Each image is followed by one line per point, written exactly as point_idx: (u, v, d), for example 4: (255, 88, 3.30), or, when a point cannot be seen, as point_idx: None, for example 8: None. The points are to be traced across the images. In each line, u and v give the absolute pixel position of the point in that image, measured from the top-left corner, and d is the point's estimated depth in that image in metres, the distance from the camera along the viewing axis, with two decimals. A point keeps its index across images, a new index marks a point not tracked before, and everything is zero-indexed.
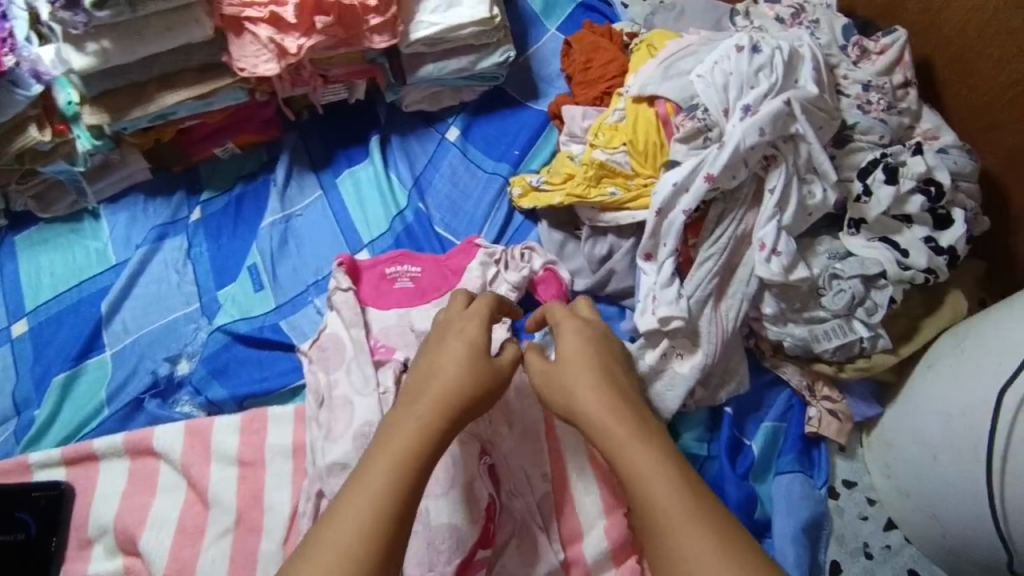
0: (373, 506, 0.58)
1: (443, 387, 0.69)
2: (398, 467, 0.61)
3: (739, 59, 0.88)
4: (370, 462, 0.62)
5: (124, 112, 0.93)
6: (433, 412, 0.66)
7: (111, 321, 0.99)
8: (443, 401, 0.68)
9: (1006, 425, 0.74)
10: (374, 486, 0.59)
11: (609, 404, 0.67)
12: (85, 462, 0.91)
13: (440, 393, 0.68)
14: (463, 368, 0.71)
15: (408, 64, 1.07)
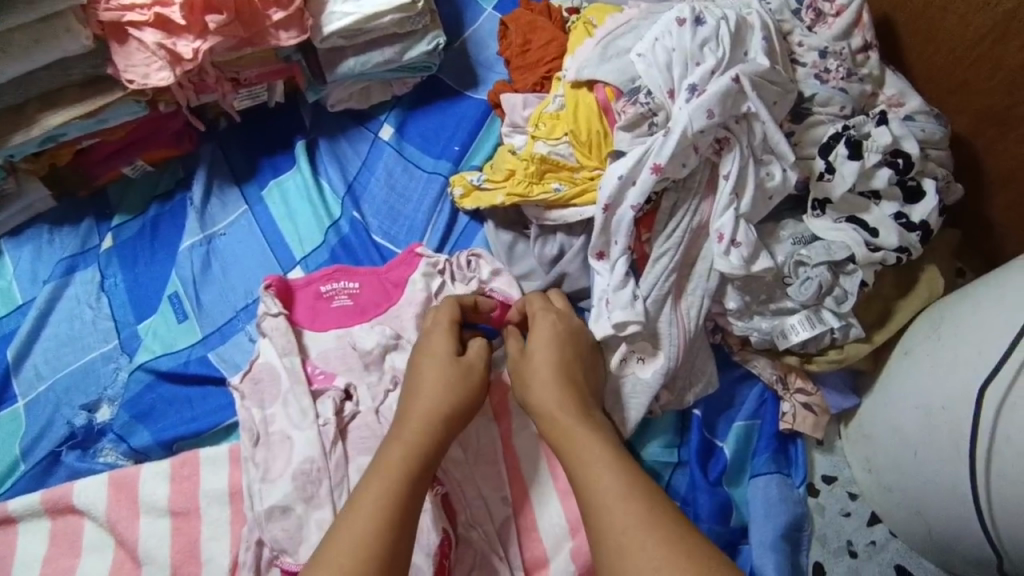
0: (375, 522, 0.63)
1: (432, 406, 0.75)
2: (396, 487, 0.67)
3: (681, 34, 0.80)
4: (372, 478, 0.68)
5: (5, 138, 0.84)
6: (424, 425, 0.73)
7: (21, 368, 0.90)
8: (434, 412, 0.74)
9: (989, 423, 0.69)
10: (376, 502, 0.65)
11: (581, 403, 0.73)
12: (1, 527, 0.82)
13: (432, 411, 0.74)
14: (452, 388, 0.77)
15: (326, 60, 0.98)
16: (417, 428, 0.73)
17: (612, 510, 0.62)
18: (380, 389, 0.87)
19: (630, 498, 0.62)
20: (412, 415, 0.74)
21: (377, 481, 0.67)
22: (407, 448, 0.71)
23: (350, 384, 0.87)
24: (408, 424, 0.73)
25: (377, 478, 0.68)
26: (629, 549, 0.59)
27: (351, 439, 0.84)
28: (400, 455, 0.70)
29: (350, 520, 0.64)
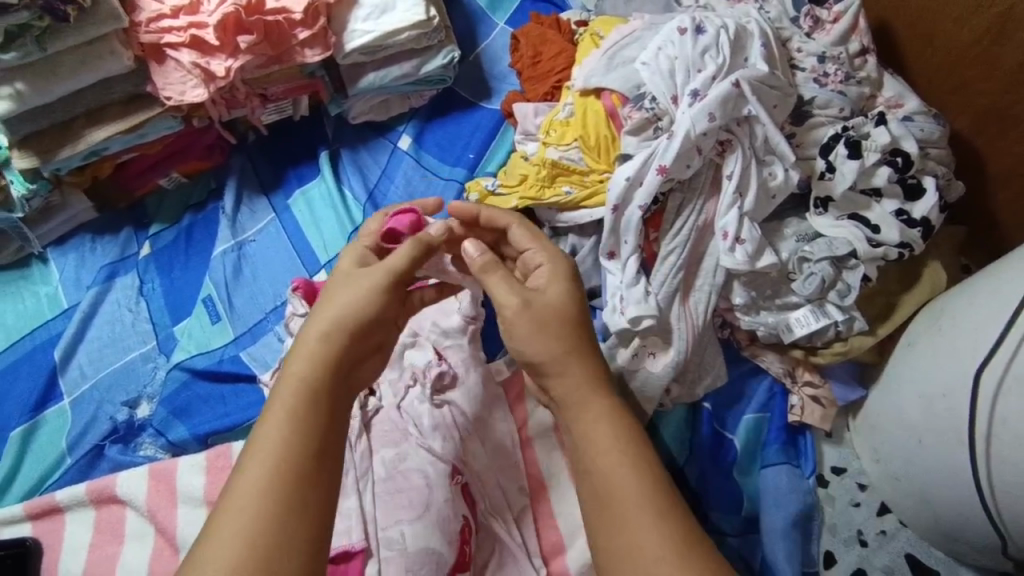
0: (282, 447, 0.58)
1: (340, 318, 0.68)
2: (304, 413, 0.61)
3: (683, 42, 0.84)
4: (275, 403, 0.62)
5: (52, 153, 0.90)
6: (334, 343, 0.66)
7: (66, 368, 0.96)
8: (338, 325, 0.67)
9: (987, 405, 0.71)
10: (281, 427, 0.60)
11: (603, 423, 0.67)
12: (50, 517, 0.87)
13: (339, 316, 0.68)
14: (362, 300, 0.69)
15: (349, 76, 1.04)
16: (328, 353, 0.65)
17: (629, 501, 0.61)
18: (400, 384, 0.93)
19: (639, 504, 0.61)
20: (320, 335, 0.66)
21: (283, 413, 0.60)
22: (315, 367, 0.64)
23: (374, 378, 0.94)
24: (311, 339, 0.66)
25: (279, 403, 0.61)
26: (644, 544, 0.59)
27: (375, 430, 0.91)
28: (309, 378, 0.63)
29: (256, 461, 0.58)
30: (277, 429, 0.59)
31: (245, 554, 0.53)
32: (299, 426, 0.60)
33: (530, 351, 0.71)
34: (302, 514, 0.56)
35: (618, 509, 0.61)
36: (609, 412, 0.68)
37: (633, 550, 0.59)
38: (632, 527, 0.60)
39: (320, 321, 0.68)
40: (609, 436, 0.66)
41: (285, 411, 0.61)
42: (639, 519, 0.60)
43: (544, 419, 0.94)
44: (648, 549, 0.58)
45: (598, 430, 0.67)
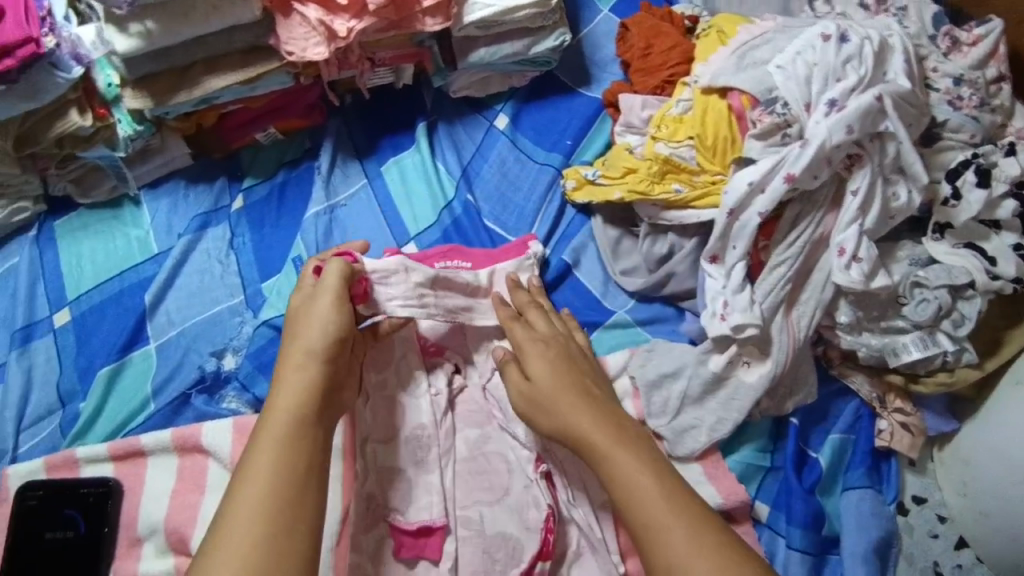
0: (273, 465, 0.65)
1: (306, 347, 0.74)
2: (293, 440, 0.67)
3: (825, 49, 0.82)
4: (262, 430, 0.68)
5: (167, 97, 0.89)
6: (309, 371, 0.72)
7: (154, 313, 0.96)
8: (311, 356, 0.73)
9: None
10: (274, 448, 0.66)
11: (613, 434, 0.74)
12: (133, 459, 0.87)
13: (313, 346, 0.74)
14: (318, 328, 0.75)
15: (459, 48, 1.02)
16: (301, 381, 0.71)
17: (646, 510, 0.67)
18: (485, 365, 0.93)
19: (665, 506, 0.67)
20: (292, 366, 0.72)
21: (269, 442, 0.67)
22: (291, 398, 0.70)
23: (460, 360, 0.95)
24: (288, 369, 0.72)
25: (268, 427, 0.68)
26: (669, 541, 0.65)
27: (458, 411, 0.92)
28: (289, 408, 0.69)
29: (249, 488, 0.64)
30: (266, 458, 0.65)
31: (250, 558, 0.60)
32: (283, 452, 0.66)
33: (537, 383, 0.81)
34: (298, 532, 0.62)
35: (635, 522, 0.68)
36: (612, 432, 0.74)
37: (659, 550, 0.65)
38: (655, 530, 0.66)
39: (294, 355, 0.74)
40: (619, 451, 0.72)
41: (273, 438, 0.67)
42: (658, 522, 0.66)
43: None
44: (671, 545, 0.65)
45: (602, 447, 0.73)
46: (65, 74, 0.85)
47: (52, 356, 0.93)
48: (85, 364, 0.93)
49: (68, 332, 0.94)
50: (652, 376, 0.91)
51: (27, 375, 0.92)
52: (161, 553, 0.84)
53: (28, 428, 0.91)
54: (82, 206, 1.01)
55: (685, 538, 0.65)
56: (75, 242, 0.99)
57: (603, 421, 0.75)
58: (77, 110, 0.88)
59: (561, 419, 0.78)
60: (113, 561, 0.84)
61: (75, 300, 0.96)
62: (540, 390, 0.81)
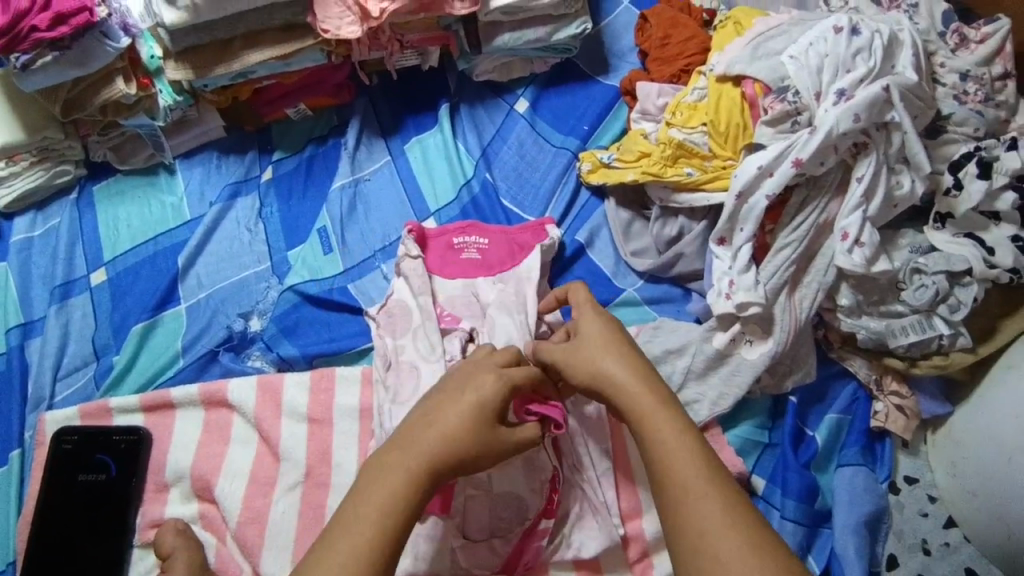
0: (360, 555, 0.59)
1: (447, 442, 0.66)
2: (380, 533, 0.61)
3: (837, 41, 0.85)
4: (352, 511, 0.62)
5: (208, 70, 0.94)
6: (425, 470, 0.65)
7: (186, 276, 1.01)
8: (438, 458, 0.65)
9: None
10: (363, 535, 0.60)
11: (666, 418, 0.67)
12: (162, 411, 0.91)
13: (443, 446, 0.66)
14: (469, 428, 0.67)
15: (484, 33, 1.05)
16: (432, 461, 0.65)
17: (684, 474, 0.63)
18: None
19: (707, 501, 0.61)
20: (429, 454, 0.65)
21: (379, 494, 0.62)
22: (406, 462, 0.64)
23: (475, 327, 0.95)
24: (399, 458, 0.65)
25: (364, 513, 0.61)
26: (708, 517, 0.61)
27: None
28: (406, 469, 0.64)
29: (350, 532, 0.60)
30: (374, 506, 0.62)
31: None
32: (395, 506, 0.62)
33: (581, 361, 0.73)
34: None
35: (668, 483, 0.63)
36: (653, 393, 0.69)
37: (699, 519, 0.61)
38: (691, 499, 0.62)
39: (426, 434, 0.66)
40: (659, 413, 0.67)
41: (386, 491, 0.63)
42: (696, 494, 0.62)
43: None
44: (711, 521, 0.60)
45: (642, 413, 0.68)
46: (114, 43, 0.88)
47: (88, 312, 0.98)
48: (119, 320, 0.97)
49: (103, 290, 0.99)
50: (657, 351, 0.95)
51: (64, 328, 0.96)
52: (186, 498, 0.88)
53: (63, 377, 0.94)
54: (119, 172, 1.06)
55: (721, 513, 0.61)
56: (112, 206, 1.04)
57: (644, 384, 0.69)
58: (122, 78, 0.93)
59: (596, 371, 0.72)
60: (141, 505, 0.87)
61: (111, 260, 1.01)
62: (586, 364, 0.73)
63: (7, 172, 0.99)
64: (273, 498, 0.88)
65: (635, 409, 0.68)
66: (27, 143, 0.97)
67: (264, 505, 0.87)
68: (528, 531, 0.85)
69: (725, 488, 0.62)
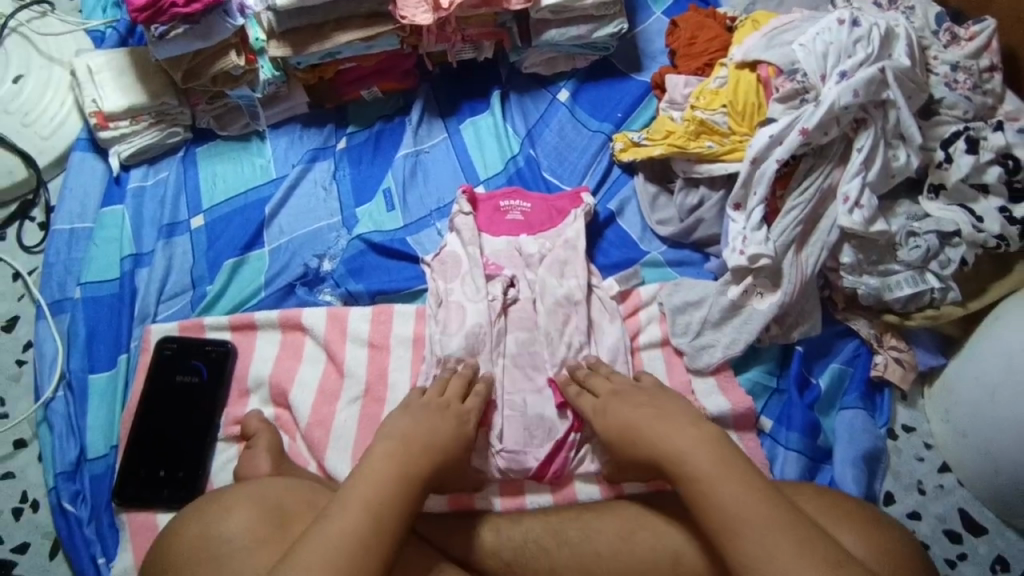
0: (365, 505, 0.73)
1: (432, 442, 0.84)
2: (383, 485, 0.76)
3: (839, 31, 1.00)
4: (359, 476, 0.77)
5: (303, 47, 1.12)
6: (418, 451, 0.81)
7: (270, 224, 1.17)
8: (428, 448, 0.83)
9: None
10: (368, 490, 0.75)
11: (709, 458, 0.75)
12: (246, 331, 1.07)
13: (433, 442, 0.84)
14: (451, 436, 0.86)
15: (534, 29, 1.22)
16: (425, 453, 0.82)
17: (728, 500, 0.71)
18: (537, 284, 1.08)
19: (761, 523, 0.69)
20: (417, 442, 0.82)
21: (376, 472, 0.77)
22: (399, 450, 0.80)
23: (515, 275, 1.09)
24: (391, 444, 0.81)
25: (367, 475, 0.76)
26: (750, 539, 0.68)
27: (511, 316, 1.06)
28: (401, 455, 0.80)
29: (355, 494, 0.74)
30: (375, 473, 0.77)
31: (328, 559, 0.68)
32: (395, 476, 0.77)
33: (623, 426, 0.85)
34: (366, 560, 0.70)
35: (710, 510, 0.71)
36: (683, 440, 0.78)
37: (739, 538, 0.69)
38: (738, 524, 0.69)
39: (419, 434, 0.84)
40: (702, 451, 0.75)
41: (380, 465, 0.78)
42: (739, 520, 0.69)
43: (655, 334, 1.08)
44: (756, 545, 0.68)
45: (683, 453, 0.76)
46: (233, 21, 1.08)
47: (188, 249, 1.14)
48: (213, 257, 1.14)
49: (201, 232, 1.16)
50: (678, 302, 1.07)
51: (168, 261, 1.13)
52: (264, 403, 1.03)
53: (165, 300, 1.11)
54: (218, 137, 1.24)
55: (772, 532, 0.68)
56: (211, 164, 1.21)
57: (681, 433, 0.79)
58: (234, 53, 1.12)
59: (637, 433, 0.83)
60: (226, 406, 1.02)
61: (208, 208, 1.18)
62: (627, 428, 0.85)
63: (130, 130, 1.18)
64: (338, 408, 1.02)
65: (676, 451, 0.77)
66: (148, 106, 1.17)
67: (330, 413, 1.01)
68: (556, 444, 0.97)
69: (774, 513, 0.69)
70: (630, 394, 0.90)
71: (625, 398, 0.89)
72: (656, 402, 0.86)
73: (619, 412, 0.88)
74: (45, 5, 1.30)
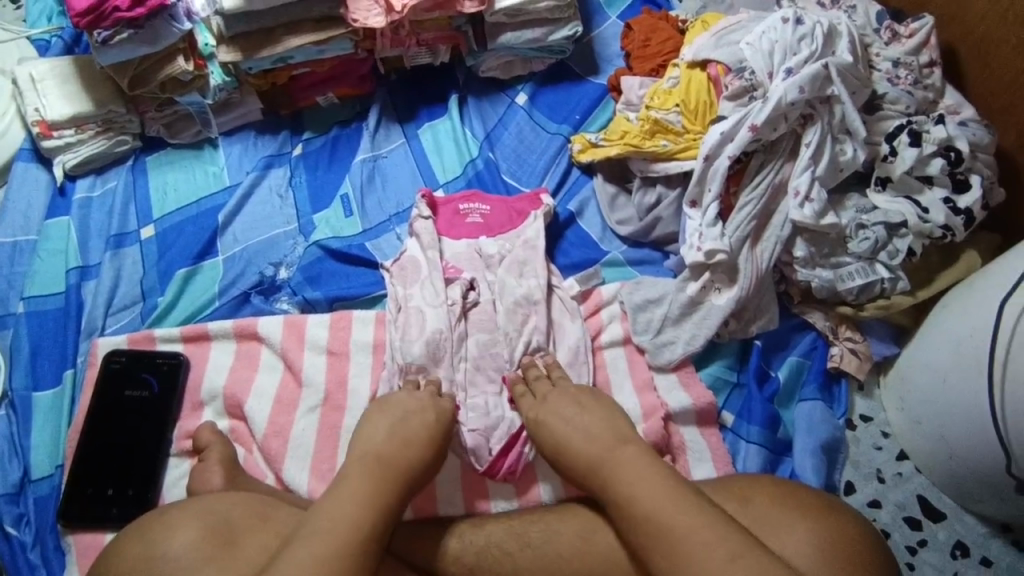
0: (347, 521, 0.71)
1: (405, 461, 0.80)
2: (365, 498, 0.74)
3: (784, 30, 1.02)
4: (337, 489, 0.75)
5: (253, 52, 1.11)
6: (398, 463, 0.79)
7: (224, 232, 1.14)
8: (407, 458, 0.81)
9: (1007, 337, 0.84)
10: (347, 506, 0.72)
11: (636, 462, 0.77)
12: (199, 342, 1.04)
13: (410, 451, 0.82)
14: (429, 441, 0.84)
15: (490, 32, 1.22)
16: (403, 463, 0.80)
17: (663, 519, 0.71)
18: (497, 285, 1.07)
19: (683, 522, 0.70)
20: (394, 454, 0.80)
21: (349, 501, 0.73)
22: (375, 474, 0.77)
23: (475, 278, 1.07)
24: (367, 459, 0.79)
25: (344, 489, 0.74)
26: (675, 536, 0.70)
27: (471, 319, 1.04)
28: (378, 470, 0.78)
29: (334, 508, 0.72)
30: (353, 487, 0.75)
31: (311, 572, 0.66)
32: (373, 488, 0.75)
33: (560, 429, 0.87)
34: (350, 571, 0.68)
35: (646, 530, 0.72)
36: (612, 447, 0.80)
37: (671, 544, 0.70)
38: (659, 523, 0.71)
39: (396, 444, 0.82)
40: (637, 475, 0.75)
41: (359, 481, 0.76)
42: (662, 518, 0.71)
43: (616, 333, 1.08)
44: (680, 542, 0.70)
45: (619, 475, 0.77)
46: (180, 25, 1.06)
47: (138, 260, 1.11)
48: (165, 267, 1.10)
49: (152, 242, 1.13)
50: (638, 300, 1.07)
51: (116, 272, 1.09)
52: (219, 415, 1.00)
53: (113, 313, 1.07)
54: (169, 146, 1.22)
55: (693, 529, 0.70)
56: (162, 172, 1.19)
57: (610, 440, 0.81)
58: (182, 58, 1.10)
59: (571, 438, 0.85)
60: (179, 420, 0.99)
61: (159, 218, 1.15)
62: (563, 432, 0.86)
63: (75, 139, 1.15)
64: (296, 417, 0.99)
65: (612, 473, 0.77)
66: (93, 114, 1.14)
67: (288, 422, 0.99)
68: (512, 437, 0.96)
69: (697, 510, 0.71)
70: (563, 395, 0.91)
71: (560, 399, 0.91)
72: (592, 406, 0.88)
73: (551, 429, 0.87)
74: None
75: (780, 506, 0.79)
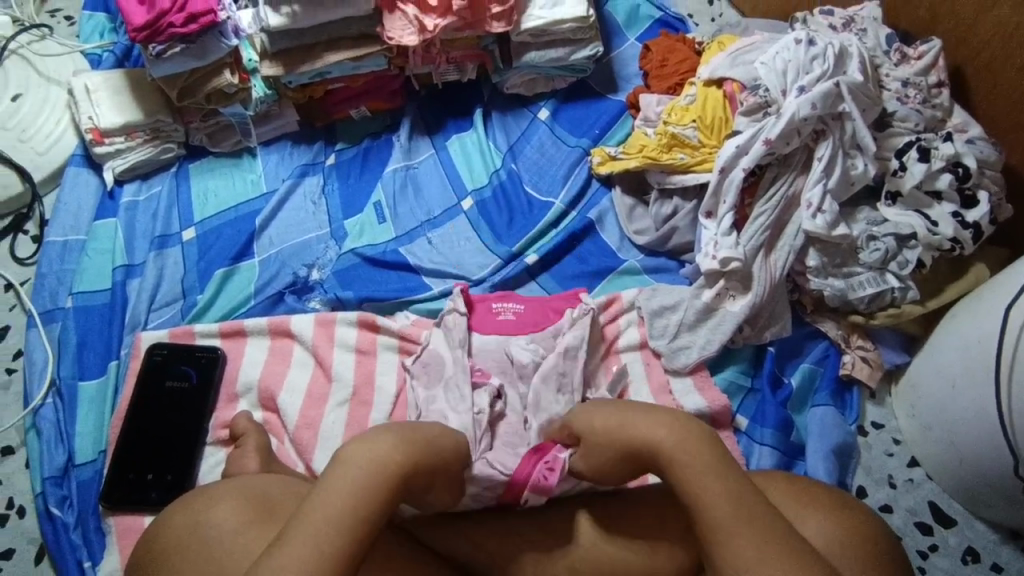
0: (338, 525, 0.62)
1: (408, 459, 0.70)
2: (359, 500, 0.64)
3: (797, 50, 1.08)
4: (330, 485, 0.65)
5: (294, 67, 1.18)
6: (397, 457, 0.69)
7: (261, 235, 1.20)
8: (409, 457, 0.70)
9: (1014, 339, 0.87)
10: (339, 504, 0.63)
11: (704, 462, 0.72)
12: (236, 338, 1.09)
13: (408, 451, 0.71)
14: (437, 449, 0.74)
15: (515, 51, 1.28)
16: (406, 460, 0.70)
17: (723, 520, 0.68)
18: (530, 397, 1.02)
19: (746, 526, 0.67)
20: (396, 449, 0.70)
21: (344, 501, 0.64)
22: (374, 469, 0.67)
23: (503, 386, 1.04)
24: (363, 451, 0.69)
25: (337, 487, 0.65)
26: (735, 542, 0.67)
27: (498, 431, 1.01)
28: (378, 460, 0.68)
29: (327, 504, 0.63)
30: (350, 483, 0.65)
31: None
32: (370, 485, 0.66)
33: (605, 424, 0.80)
34: None
35: (701, 507, 0.70)
36: (672, 441, 0.74)
37: (733, 547, 0.67)
38: (726, 530, 0.68)
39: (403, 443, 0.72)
40: (690, 445, 0.73)
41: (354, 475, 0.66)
42: (727, 526, 0.68)
43: (633, 337, 1.12)
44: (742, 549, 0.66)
45: (679, 465, 0.73)
46: (228, 42, 1.14)
47: (179, 260, 1.17)
48: (204, 267, 1.17)
49: (193, 244, 1.19)
50: (655, 306, 1.11)
51: (159, 271, 1.16)
52: (253, 406, 1.05)
53: (155, 309, 1.13)
54: (211, 154, 1.29)
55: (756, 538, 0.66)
56: (204, 178, 1.25)
57: (669, 431, 0.75)
58: (229, 71, 1.17)
59: (626, 424, 0.78)
60: (215, 411, 1.04)
61: (200, 221, 1.21)
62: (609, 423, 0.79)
63: (125, 146, 1.22)
64: (326, 410, 1.04)
65: (673, 461, 0.73)
66: (142, 123, 1.21)
67: (318, 415, 1.04)
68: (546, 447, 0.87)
69: (760, 516, 0.68)
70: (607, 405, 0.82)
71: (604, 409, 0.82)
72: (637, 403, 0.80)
73: (584, 399, 0.84)
74: (45, 29, 1.35)
75: (797, 499, 0.82)
